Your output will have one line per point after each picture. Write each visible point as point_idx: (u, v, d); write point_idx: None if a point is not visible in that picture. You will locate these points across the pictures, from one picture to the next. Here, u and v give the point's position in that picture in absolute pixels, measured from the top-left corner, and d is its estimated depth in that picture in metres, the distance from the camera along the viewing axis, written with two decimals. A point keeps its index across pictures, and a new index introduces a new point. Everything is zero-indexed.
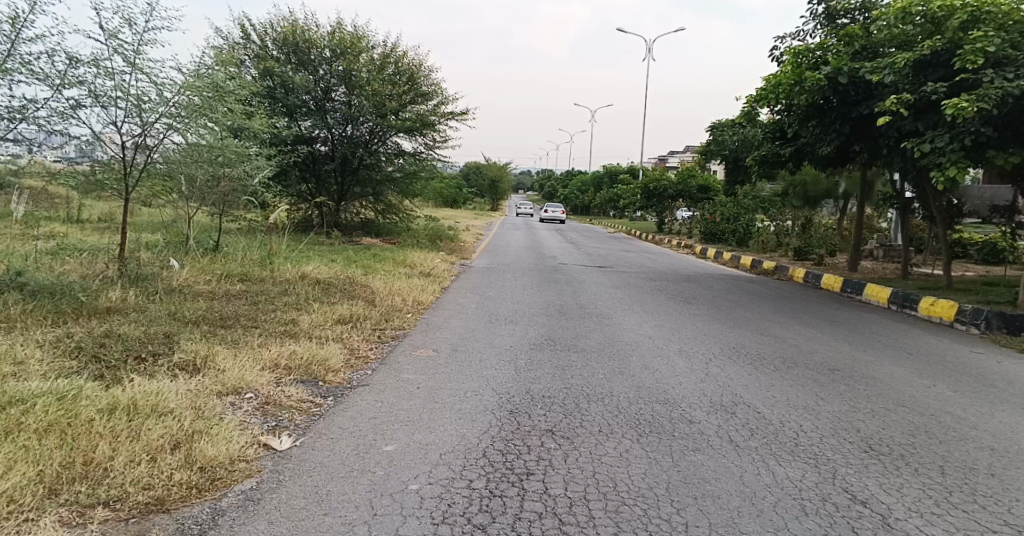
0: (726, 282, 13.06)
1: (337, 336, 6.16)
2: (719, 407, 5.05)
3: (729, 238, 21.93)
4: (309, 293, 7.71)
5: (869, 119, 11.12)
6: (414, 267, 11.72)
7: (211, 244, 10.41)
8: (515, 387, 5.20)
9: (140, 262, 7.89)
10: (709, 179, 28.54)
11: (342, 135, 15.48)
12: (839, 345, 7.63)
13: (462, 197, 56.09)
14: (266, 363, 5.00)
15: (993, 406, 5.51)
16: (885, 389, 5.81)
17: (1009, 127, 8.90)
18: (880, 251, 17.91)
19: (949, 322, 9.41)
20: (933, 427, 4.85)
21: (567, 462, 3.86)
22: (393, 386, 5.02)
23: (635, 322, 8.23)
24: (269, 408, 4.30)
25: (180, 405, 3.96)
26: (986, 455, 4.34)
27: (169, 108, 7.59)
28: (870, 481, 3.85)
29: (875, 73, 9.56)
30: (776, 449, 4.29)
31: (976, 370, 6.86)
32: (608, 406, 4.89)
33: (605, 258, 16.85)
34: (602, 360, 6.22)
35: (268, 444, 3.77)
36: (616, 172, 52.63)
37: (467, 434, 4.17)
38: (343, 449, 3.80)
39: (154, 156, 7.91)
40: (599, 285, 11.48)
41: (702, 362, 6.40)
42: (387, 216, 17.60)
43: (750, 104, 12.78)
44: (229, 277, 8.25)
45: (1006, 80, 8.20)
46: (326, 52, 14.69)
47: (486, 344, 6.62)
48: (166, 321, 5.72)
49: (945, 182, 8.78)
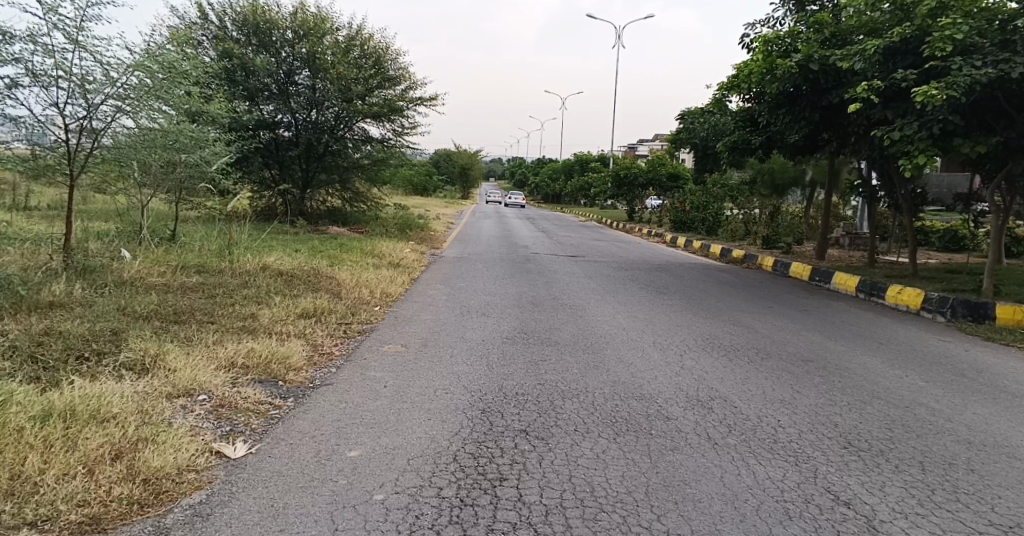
0: (697, 272, 13.00)
1: (300, 331, 5.87)
2: (696, 402, 4.91)
3: (699, 226, 21.99)
4: (271, 286, 7.39)
5: (838, 107, 11.04)
6: (382, 258, 11.42)
7: (167, 233, 9.98)
8: (488, 384, 5.00)
9: (88, 253, 7.48)
10: (678, 166, 28.58)
11: (306, 120, 15.00)
12: (813, 335, 7.57)
13: (433, 184, 55.52)
14: (220, 363, 4.70)
15: (965, 396, 5.46)
16: (859, 381, 5.74)
17: (975, 115, 8.98)
18: (846, 239, 18.05)
19: (915, 310, 9.46)
20: (909, 421, 4.77)
21: (542, 466, 3.68)
22: (360, 385, 4.78)
23: (608, 313, 8.08)
24: (223, 411, 4.02)
25: (124, 409, 3.67)
26: (963, 449, 4.26)
27: (117, 89, 7.18)
28: (852, 480, 3.73)
29: (845, 60, 9.49)
30: (755, 446, 4.16)
31: (947, 358, 6.84)
32: (583, 404, 4.71)
33: (576, 247, 16.69)
34: (576, 353, 6.06)
35: (220, 452, 3.50)
36: (587, 160, 52.59)
37: (436, 436, 3.96)
38: (302, 456, 3.55)
39: (103, 140, 7.49)
40: (571, 275, 11.33)
41: (677, 355, 6.27)
42: (355, 205, 17.19)
43: (720, 92, 12.65)
44: (184, 268, 7.87)
45: (974, 68, 8.16)
46: (288, 34, 14.23)
47: (457, 337, 6.41)
48: (115, 316, 5.39)
49: (914, 170, 8.76)
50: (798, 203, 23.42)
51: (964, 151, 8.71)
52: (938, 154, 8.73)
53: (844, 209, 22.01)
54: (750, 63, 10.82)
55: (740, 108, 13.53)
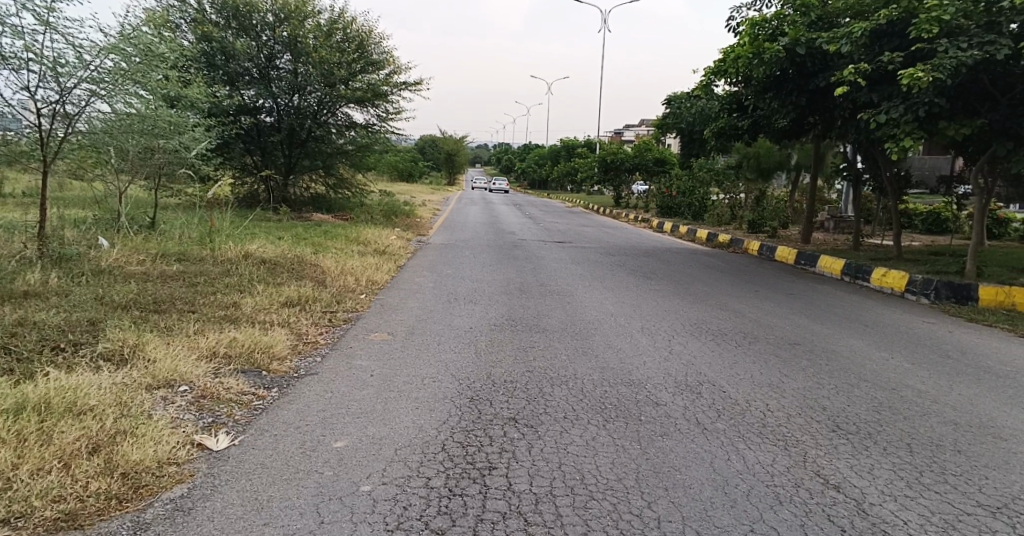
0: (684, 256, 13.00)
1: (284, 320, 5.78)
2: (685, 387, 4.89)
3: (685, 211, 21.99)
4: (254, 274, 7.28)
5: (825, 90, 11.00)
6: (367, 245, 11.31)
7: (147, 221, 9.80)
8: (476, 372, 4.94)
9: (65, 241, 7.32)
10: (665, 151, 28.55)
11: (288, 105, 14.77)
12: (799, 319, 7.57)
13: (418, 170, 55.12)
14: (202, 353, 4.60)
15: (951, 378, 5.48)
16: (847, 364, 5.74)
17: (960, 97, 8.97)
18: (832, 223, 18.13)
19: (900, 292, 9.51)
20: (897, 403, 4.77)
21: (532, 454, 3.63)
22: (345, 374, 4.71)
23: (595, 299, 8.05)
24: (205, 402, 3.93)
25: (102, 401, 3.57)
26: (951, 430, 4.26)
27: (91, 73, 7.00)
28: (841, 464, 3.72)
29: (832, 43, 9.45)
30: (744, 431, 4.14)
31: (932, 340, 6.87)
32: (572, 390, 4.67)
33: (563, 233, 16.62)
34: (564, 340, 6.01)
35: (202, 444, 3.43)
36: (573, 145, 52.48)
37: (424, 425, 3.90)
38: (287, 447, 3.48)
39: (77, 126, 7.31)
40: (557, 261, 11.28)
41: (665, 340, 6.25)
42: (339, 192, 17.01)
43: (706, 76, 12.59)
44: (165, 257, 7.73)
45: (959, 49, 8.14)
46: (269, 17, 13.97)
47: (444, 325, 6.34)
48: (93, 306, 5.27)
49: (899, 153, 8.75)
50: (784, 187, 23.49)
51: (949, 133, 8.71)
52: (923, 136, 8.73)
53: (828, 193, 22.11)
54: (737, 47, 10.73)
55: (726, 92, 13.49)
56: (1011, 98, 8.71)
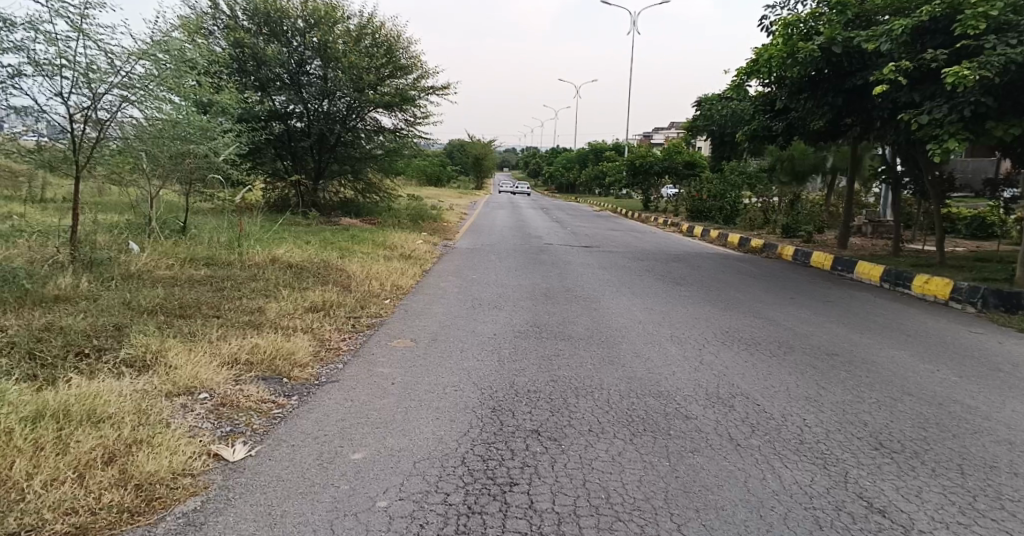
0: (716, 261, 12.71)
1: (307, 325, 5.72)
2: (716, 399, 4.70)
3: (716, 215, 21.62)
4: (280, 279, 7.25)
5: (862, 91, 10.66)
6: (394, 249, 11.27)
7: (178, 225, 9.86)
8: (498, 381, 4.81)
9: (95, 246, 7.37)
10: (695, 154, 28.11)
11: (318, 110, 14.82)
12: (836, 328, 7.29)
13: (446, 174, 55.24)
14: (223, 360, 4.54)
15: (1002, 392, 5.19)
16: (889, 376, 5.49)
17: (1008, 96, 8.59)
18: (869, 227, 17.63)
19: (943, 300, 9.15)
20: (944, 419, 4.52)
21: (554, 469, 3.49)
22: (366, 382, 4.62)
23: (624, 305, 7.87)
24: (224, 410, 3.87)
25: (121, 408, 3.52)
26: (1004, 450, 4.01)
27: (121, 79, 7.06)
28: (886, 485, 3.51)
29: (871, 42, 9.13)
30: (780, 447, 3.94)
31: (979, 352, 6.55)
32: (598, 401, 4.52)
33: (592, 238, 16.39)
34: (590, 348, 5.85)
35: (218, 454, 3.35)
36: (603, 148, 52.16)
37: (444, 437, 3.78)
38: (304, 459, 3.39)
39: (110, 131, 7.43)
40: (586, 267, 11.10)
41: (696, 349, 6.04)
42: (368, 196, 17.05)
43: (739, 77, 12.29)
44: (193, 261, 7.76)
45: (1008, 46, 7.80)
46: (300, 23, 14.06)
47: (468, 331, 6.22)
48: (119, 311, 5.27)
49: (943, 155, 8.42)
50: (818, 191, 22.97)
51: (997, 134, 8.35)
52: (968, 138, 8.38)
53: (865, 197, 21.54)
54: (770, 47, 10.51)
55: (760, 93, 13.26)
56: None
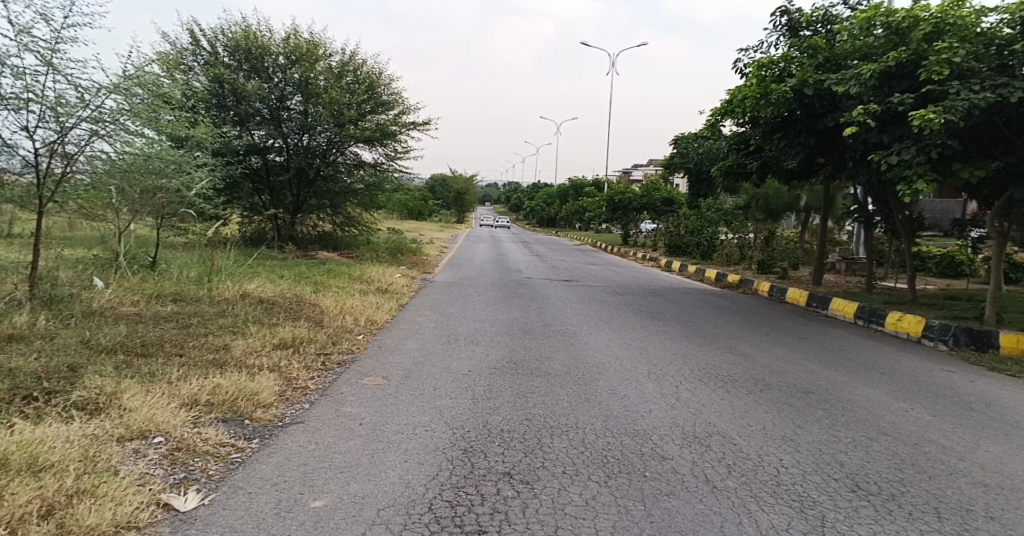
0: (693, 297, 12.73)
1: (274, 364, 5.56)
2: (693, 439, 4.61)
3: (693, 251, 21.76)
4: (249, 315, 7.09)
5: (834, 131, 10.85)
6: (371, 284, 11.14)
7: (147, 259, 9.66)
8: (471, 420, 4.69)
9: (56, 282, 7.17)
10: (674, 191, 28.38)
11: (297, 144, 14.73)
12: (812, 365, 7.28)
13: (427, 209, 55.28)
14: (182, 401, 4.38)
15: (976, 432, 5.17)
16: (865, 415, 5.45)
17: (974, 139, 8.77)
18: (844, 264, 17.83)
19: (916, 337, 9.20)
20: (919, 460, 4.47)
21: (525, 516, 3.37)
22: (333, 422, 4.48)
23: (601, 342, 7.80)
24: (179, 455, 3.71)
25: (66, 456, 3.36)
26: (980, 493, 3.96)
27: (90, 112, 6.94)
28: (863, 530, 3.44)
29: (841, 84, 9.32)
30: (757, 489, 3.86)
31: (953, 390, 6.55)
32: (573, 441, 4.42)
33: (571, 272, 16.37)
34: (566, 385, 5.75)
35: (168, 503, 3.19)
36: (583, 184, 52.67)
37: (411, 482, 3.65)
38: (260, 507, 3.24)
39: (77, 165, 7.23)
40: (564, 301, 11.04)
41: (672, 386, 5.97)
42: (346, 230, 16.92)
43: (714, 116, 12.47)
44: (160, 297, 7.58)
45: (972, 91, 7.99)
46: (281, 59, 14.08)
47: (442, 368, 6.09)
48: (76, 350, 5.08)
49: (912, 195, 8.55)
50: (794, 227, 23.27)
51: (964, 175, 8.49)
52: (937, 178, 8.51)
53: (839, 234, 21.85)
54: (743, 88, 10.56)
55: (735, 132, 13.43)
56: None
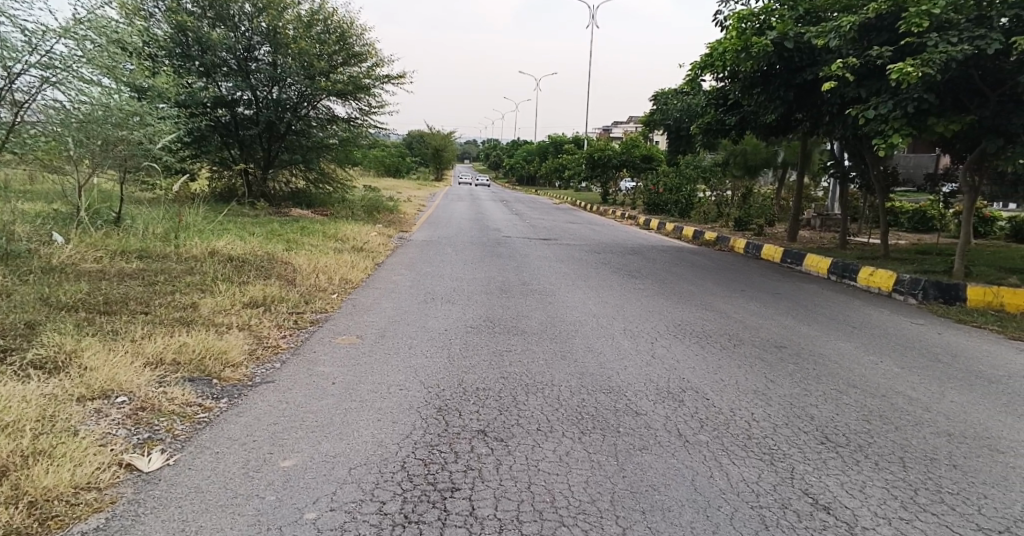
0: (670, 254, 12.75)
1: (243, 322, 5.45)
2: (666, 394, 4.63)
3: (671, 209, 21.77)
4: (218, 272, 6.94)
5: (813, 85, 10.80)
6: (346, 242, 10.98)
7: (112, 215, 9.38)
8: (446, 379, 4.66)
9: (13, 238, 6.93)
10: (652, 148, 28.25)
11: (267, 97, 14.33)
12: (785, 320, 7.35)
13: (403, 165, 54.56)
14: (146, 360, 4.27)
15: (942, 383, 5.26)
16: (835, 368, 5.51)
17: (949, 93, 8.75)
18: (818, 221, 17.97)
19: (887, 292, 9.31)
20: (887, 411, 4.53)
21: (499, 473, 3.36)
22: (305, 382, 4.41)
23: (578, 299, 7.79)
24: (142, 415, 3.63)
25: (23, 415, 3.27)
26: (944, 442, 4.03)
27: (39, 57, 6.80)
28: (831, 481, 3.48)
29: (820, 37, 9.21)
30: (729, 443, 3.88)
31: (920, 343, 6.66)
32: (548, 399, 4.40)
33: (549, 230, 16.30)
34: (542, 342, 5.74)
35: (131, 464, 3.13)
36: (561, 141, 52.35)
37: (384, 440, 3.61)
38: (228, 467, 3.20)
39: (28, 115, 7.08)
40: (542, 259, 10.98)
41: (648, 342, 5.99)
42: (320, 187, 16.62)
43: (693, 71, 12.31)
44: (125, 253, 7.37)
45: (949, 44, 7.93)
46: (247, 7, 13.49)
47: (418, 327, 6.04)
48: (34, 307, 4.93)
49: (887, 150, 8.55)
50: (770, 185, 23.37)
51: (939, 129, 8.50)
52: (912, 133, 8.52)
53: (815, 191, 22.00)
54: (723, 41, 10.36)
55: (713, 87, 13.15)
56: (1001, 94, 8.52)
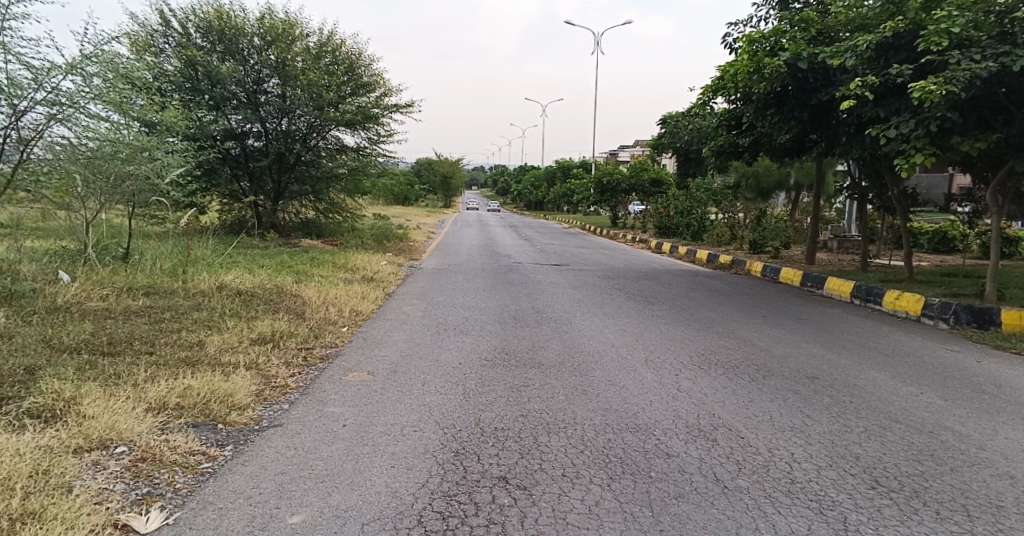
0: (686, 279, 12.46)
1: (251, 360, 5.22)
2: (697, 433, 4.34)
3: (683, 232, 21.49)
4: (226, 308, 6.73)
5: (828, 105, 10.59)
6: (355, 272, 10.78)
7: (120, 251, 9.22)
8: (462, 418, 4.39)
9: (17, 279, 6.78)
10: (662, 172, 28.07)
11: (276, 129, 14.25)
12: (813, 348, 7.03)
13: (412, 193, 54.64)
14: (150, 406, 4.05)
15: (992, 418, 4.93)
16: (873, 401, 5.20)
17: (973, 111, 8.50)
18: (835, 242, 17.64)
19: (915, 316, 8.98)
20: (938, 451, 4.21)
21: (525, 527, 3.08)
22: (314, 424, 4.17)
23: (595, 328, 7.51)
24: (142, 466, 3.39)
25: (14, 471, 3.06)
26: (1008, 487, 3.71)
27: (45, 94, 6.68)
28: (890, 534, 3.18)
29: (836, 57, 8.99)
30: (771, 489, 3.59)
31: (959, 372, 6.31)
32: (571, 440, 4.12)
33: (561, 256, 16.03)
34: (562, 377, 5.46)
35: (127, 525, 2.89)
36: (570, 166, 52.37)
37: (399, 491, 3.35)
38: (231, 526, 2.95)
39: (34, 152, 6.92)
40: (555, 287, 10.71)
41: (672, 375, 5.70)
42: (330, 216, 16.47)
43: (704, 93, 12.14)
44: (131, 290, 7.20)
45: (973, 61, 7.68)
46: (256, 40, 13.58)
47: (431, 361, 5.77)
48: (36, 350, 4.73)
49: (911, 170, 8.28)
50: (783, 206, 23.09)
51: (964, 149, 8.24)
52: (936, 152, 8.24)
53: (829, 212, 21.67)
54: (734, 63, 10.00)
55: (724, 109, 12.89)
56: None
